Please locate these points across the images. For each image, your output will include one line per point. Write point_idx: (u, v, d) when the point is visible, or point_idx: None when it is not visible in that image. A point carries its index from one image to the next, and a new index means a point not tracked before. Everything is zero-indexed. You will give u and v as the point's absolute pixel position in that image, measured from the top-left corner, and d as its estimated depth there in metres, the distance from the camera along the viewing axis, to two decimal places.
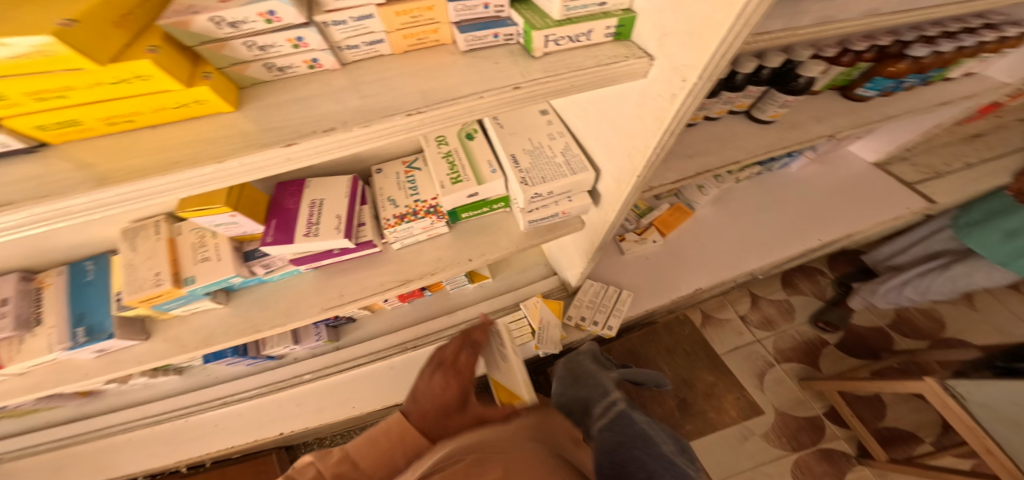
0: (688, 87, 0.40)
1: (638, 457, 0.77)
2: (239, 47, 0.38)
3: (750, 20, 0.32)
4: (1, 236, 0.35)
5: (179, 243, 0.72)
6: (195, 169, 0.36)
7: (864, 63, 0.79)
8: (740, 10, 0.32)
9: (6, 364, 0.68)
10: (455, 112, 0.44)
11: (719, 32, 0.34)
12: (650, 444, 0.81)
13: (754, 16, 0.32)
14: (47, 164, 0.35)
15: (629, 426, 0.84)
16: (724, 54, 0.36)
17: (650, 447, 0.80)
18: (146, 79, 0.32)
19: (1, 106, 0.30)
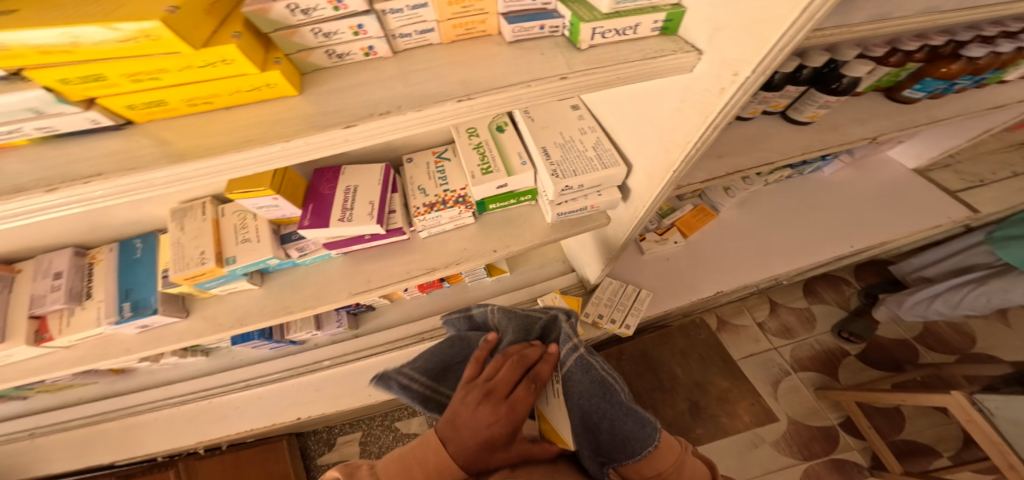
0: (740, 81, 0.41)
1: (599, 406, 0.60)
2: (307, 33, 0.41)
3: (816, 14, 0.32)
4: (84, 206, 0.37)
5: (223, 224, 0.76)
6: (264, 147, 0.38)
7: (914, 64, 0.77)
8: (804, 5, 0.32)
9: (57, 336, 0.71)
10: (504, 99, 0.45)
11: (780, 25, 0.34)
12: (611, 392, 0.61)
13: (819, 11, 0.33)
14: (131, 140, 0.37)
15: (588, 372, 0.62)
16: (781, 50, 0.36)
17: (610, 392, 0.61)
18: (229, 63, 0.34)
19: (100, 86, 0.32)
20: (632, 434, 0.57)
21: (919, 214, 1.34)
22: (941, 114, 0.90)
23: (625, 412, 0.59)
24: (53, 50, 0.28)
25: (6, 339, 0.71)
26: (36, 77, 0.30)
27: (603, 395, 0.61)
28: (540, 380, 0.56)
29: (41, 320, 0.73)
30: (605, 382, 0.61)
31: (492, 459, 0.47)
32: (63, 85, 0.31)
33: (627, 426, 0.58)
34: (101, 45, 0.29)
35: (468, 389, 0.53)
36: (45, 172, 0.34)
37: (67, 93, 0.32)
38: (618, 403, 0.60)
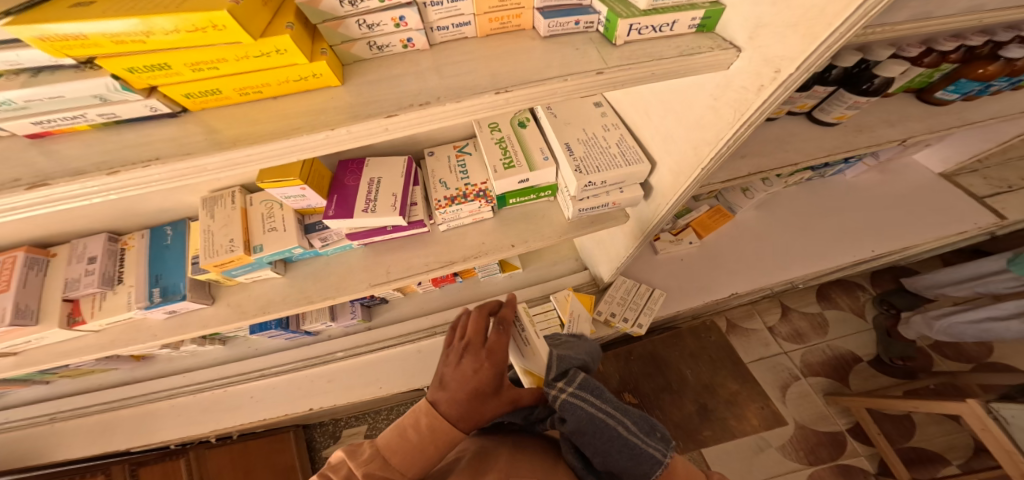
0: (782, 78, 0.41)
1: (591, 447, 0.57)
2: (352, 25, 0.42)
3: (869, 10, 0.33)
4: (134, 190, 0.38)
5: (251, 213, 0.78)
6: (311, 135, 0.39)
7: (948, 65, 0.77)
8: (860, 2, 0.32)
9: (89, 319, 0.73)
10: (540, 93, 0.45)
11: (832, 23, 0.35)
12: (603, 431, 0.57)
13: (871, 8, 0.33)
14: (185, 127, 0.38)
15: (576, 414, 0.57)
16: (829, 47, 0.36)
17: (604, 431, 0.57)
18: (282, 53, 0.36)
19: (165, 74, 0.34)
20: (627, 469, 0.57)
21: (941, 219, 1.32)
22: (972, 117, 0.89)
23: (622, 451, 0.57)
24: (128, 40, 0.30)
25: (40, 321, 0.72)
26: (108, 65, 0.31)
27: (595, 436, 0.57)
28: (507, 321, 0.64)
29: (74, 303, 0.75)
30: (597, 425, 0.57)
31: (484, 401, 0.57)
32: (129, 73, 0.32)
33: (622, 463, 0.57)
34: (172, 34, 0.30)
35: (448, 353, 0.62)
36: (105, 156, 0.35)
37: (132, 81, 0.33)
38: (614, 438, 0.57)
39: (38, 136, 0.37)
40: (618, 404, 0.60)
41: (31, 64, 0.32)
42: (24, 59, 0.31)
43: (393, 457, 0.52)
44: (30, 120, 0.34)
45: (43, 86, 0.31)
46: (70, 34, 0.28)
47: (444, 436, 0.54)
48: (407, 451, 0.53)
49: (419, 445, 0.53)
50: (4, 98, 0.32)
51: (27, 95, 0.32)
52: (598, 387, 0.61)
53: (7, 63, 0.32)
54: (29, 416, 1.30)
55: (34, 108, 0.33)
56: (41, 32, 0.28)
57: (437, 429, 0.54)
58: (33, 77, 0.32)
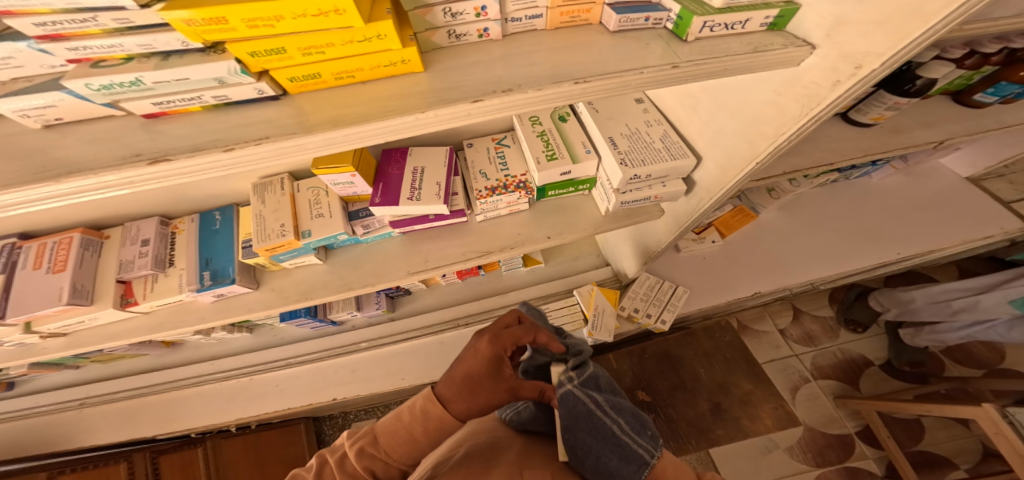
0: (864, 73, 0.42)
1: (583, 444, 0.53)
2: (438, 13, 0.44)
3: (966, 10, 0.35)
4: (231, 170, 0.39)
5: (298, 199, 0.79)
6: (403, 117, 0.40)
7: (989, 67, 0.79)
8: (962, 2, 0.34)
9: (141, 300, 0.75)
10: (615, 83, 0.47)
11: (931, 20, 0.36)
12: (596, 424, 0.53)
13: (969, 8, 0.35)
14: (285, 110, 0.40)
15: (573, 406, 0.55)
16: (921, 42, 0.38)
17: (597, 428, 0.53)
18: (381, 38, 0.38)
19: (279, 58, 0.36)
20: (617, 473, 0.50)
21: (967, 224, 1.32)
22: (999, 122, 0.91)
23: (613, 451, 0.52)
24: (260, 23, 0.32)
25: (94, 301, 0.74)
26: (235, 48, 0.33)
27: (588, 431, 0.53)
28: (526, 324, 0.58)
29: (126, 285, 0.77)
30: (590, 416, 0.54)
31: (475, 394, 0.53)
32: (251, 57, 0.35)
33: (613, 465, 0.51)
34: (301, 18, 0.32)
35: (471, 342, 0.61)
36: (215, 135, 0.37)
37: (250, 64, 0.35)
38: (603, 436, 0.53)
39: (151, 115, 0.38)
40: (613, 401, 0.56)
41: (163, 47, 0.33)
42: (157, 42, 0.33)
43: (383, 435, 0.57)
44: (150, 100, 0.35)
45: (173, 68, 0.33)
46: (213, 17, 0.30)
47: (431, 422, 0.55)
48: (397, 427, 0.56)
49: (407, 425, 0.56)
50: (136, 79, 0.33)
51: (157, 76, 0.33)
52: (600, 383, 0.59)
53: (141, 47, 0.33)
54: (57, 401, 1.31)
55: (159, 90, 0.35)
56: (188, 15, 0.29)
57: (428, 412, 0.55)
58: (164, 61, 0.33)
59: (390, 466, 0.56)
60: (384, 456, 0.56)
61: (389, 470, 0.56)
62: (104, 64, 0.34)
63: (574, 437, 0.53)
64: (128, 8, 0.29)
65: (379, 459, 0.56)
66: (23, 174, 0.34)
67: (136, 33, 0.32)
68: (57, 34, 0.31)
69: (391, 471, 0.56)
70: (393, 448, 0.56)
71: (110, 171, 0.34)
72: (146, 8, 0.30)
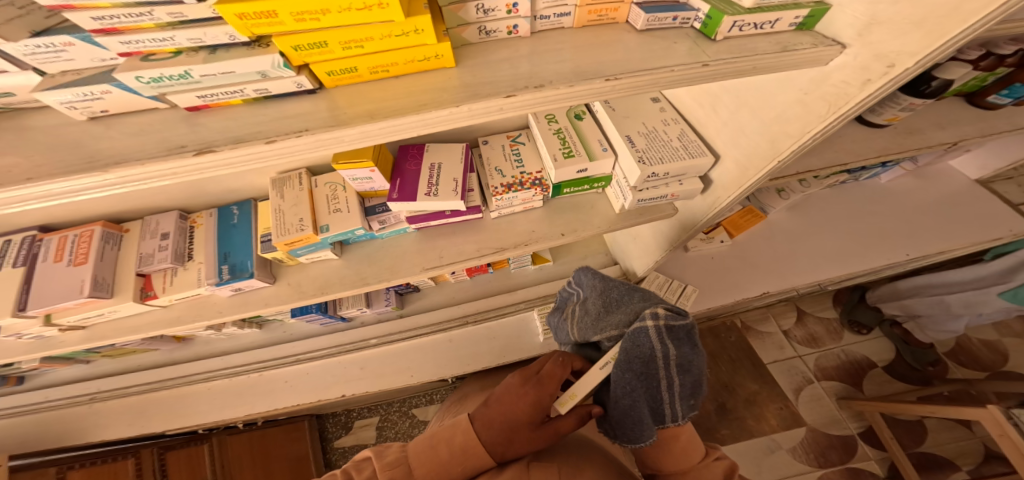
0: (896, 72, 0.44)
1: (628, 383, 0.58)
2: (471, 9, 0.44)
3: (1002, 11, 0.36)
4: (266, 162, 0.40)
5: (316, 195, 0.80)
6: (437, 111, 0.40)
7: (1005, 68, 0.80)
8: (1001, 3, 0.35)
9: (160, 294, 0.76)
10: (645, 81, 0.47)
11: (969, 20, 0.37)
12: (653, 376, 0.58)
13: (1007, 8, 0.36)
14: (323, 104, 0.40)
15: (641, 348, 0.58)
16: (953, 43, 0.40)
17: (650, 376, 0.58)
18: (418, 33, 0.38)
19: (321, 51, 0.36)
20: (640, 416, 0.58)
21: (976, 227, 1.33)
22: (1009, 124, 0.92)
23: (651, 397, 0.59)
24: (310, 17, 0.32)
25: (114, 294, 0.74)
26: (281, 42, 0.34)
27: (643, 376, 0.58)
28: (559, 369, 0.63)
29: (145, 278, 0.77)
30: (650, 368, 0.58)
31: (516, 439, 0.57)
32: (294, 50, 0.35)
33: (643, 410, 0.58)
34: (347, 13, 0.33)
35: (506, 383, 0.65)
36: (258, 128, 0.37)
37: (292, 58, 0.36)
38: (651, 383, 0.58)
39: (194, 108, 0.39)
40: (682, 359, 0.59)
41: (211, 41, 0.34)
42: (204, 36, 0.34)
43: (420, 466, 0.56)
44: (195, 93, 0.36)
45: (220, 61, 0.33)
46: (265, 10, 0.31)
47: (471, 460, 0.57)
48: (432, 464, 0.56)
49: (444, 461, 0.57)
50: (185, 72, 0.34)
51: (204, 69, 0.34)
52: (681, 339, 0.60)
53: (190, 41, 0.34)
54: (67, 395, 1.31)
55: (204, 83, 0.36)
56: (241, 7, 0.30)
57: (468, 450, 0.57)
58: (211, 54, 0.34)
59: None
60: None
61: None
62: (152, 57, 0.34)
63: (627, 374, 0.58)
64: (185, 3, 0.31)
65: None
66: (71, 164, 0.35)
67: (187, 26, 0.33)
68: (113, 29, 0.32)
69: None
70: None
71: (156, 162, 0.35)
72: (201, 2, 0.31)
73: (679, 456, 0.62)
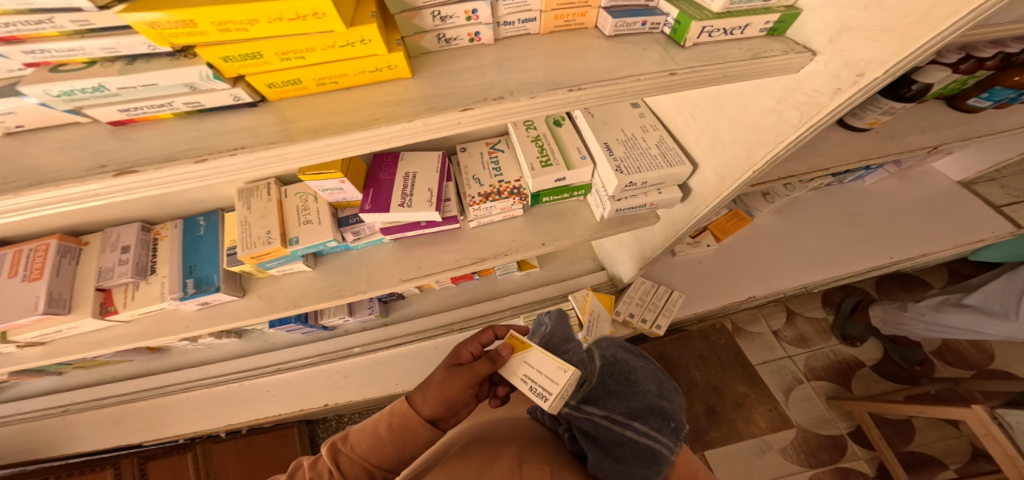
0: (865, 81, 0.43)
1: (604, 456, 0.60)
2: (427, 17, 0.42)
3: (973, 17, 0.35)
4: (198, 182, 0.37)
5: (286, 205, 0.77)
6: (390, 126, 0.38)
7: (985, 71, 0.78)
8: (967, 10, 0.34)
9: (121, 309, 0.73)
10: (611, 91, 0.45)
11: (937, 27, 0.36)
12: (620, 437, 0.60)
13: (977, 15, 0.35)
14: (265, 118, 0.38)
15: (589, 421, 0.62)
16: (921, 51, 0.39)
17: (619, 441, 0.59)
18: (365, 43, 0.36)
19: (255, 63, 0.33)
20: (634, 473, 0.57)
21: (960, 228, 1.33)
22: (988, 129, 0.93)
23: (637, 456, 0.58)
24: (233, 27, 0.30)
25: (72, 310, 0.72)
26: (205, 53, 0.31)
27: (609, 443, 0.60)
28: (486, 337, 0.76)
29: (106, 293, 0.74)
30: (613, 432, 0.60)
31: (433, 383, 0.64)
32: (224, 61, 0.33)
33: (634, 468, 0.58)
34: (273, 21, 0.30)
35: None
36: (189, 145, 0.35)
37: (224, 70, 0.33)
38: (621, 440, 0.59)
39: (120, 123, 0.36)
40: (631, 409, 0.62)
41: (128, 51, 0.32)
42: (120, 45, 0.31)
43: (357, 430, 0.62)
44: (117, 106, 0.34)
45: (139, 73, 0.31)
46: (182, 20, 0.28)
47: (396, 418, 0.62)
48: (366, 425, 0.62)
49: (376, 422, 0.62)
50: (100, 85, 0.31)
51: (122, 81, 0.31)
52: (613, 388, 0.65)
53: (103, 51, 0.31)
54: (39, 408, 1.26)
55: (125, 96, 0.33)
56: (152, 15, 0.28)
57: (394, 410, 0.63)
58: (129, 65, 0.32)
59: (354, 462, 0.58)
60: (349, 450, 0.59)
61: (352, 468, 0.58)
62: (64, 68, 0.32)
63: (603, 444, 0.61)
64: (86, 10, 0.28)
65: (346, 454, 0.59)
66: None
67: (99, 36, 0.30)
68: (13, 37, 0.29)
69: (352, 469, 0.58)
70: (358, 442, 0.60)
71: (72, 184, 0.32)
72: (105, 10, 0.28)
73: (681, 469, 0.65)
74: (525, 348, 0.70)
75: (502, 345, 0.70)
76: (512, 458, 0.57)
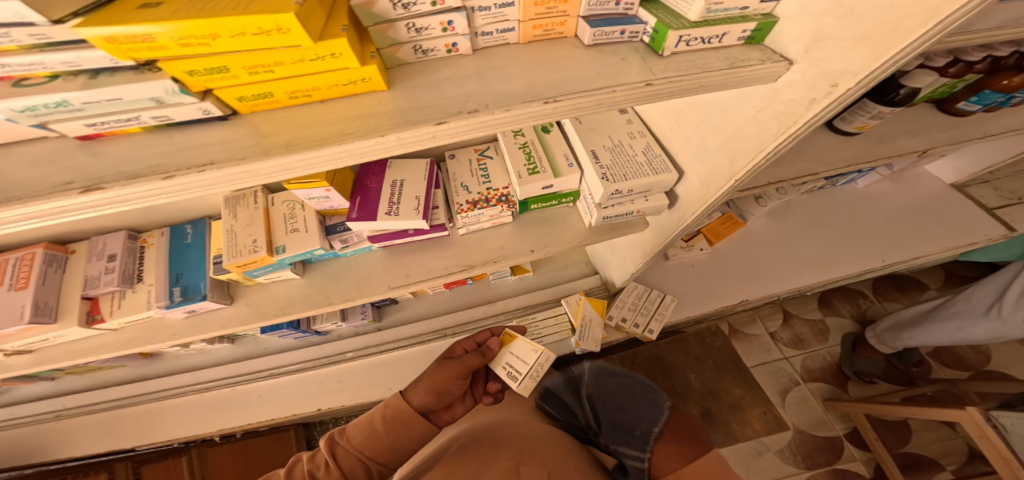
0: (840, 92, 0.43)
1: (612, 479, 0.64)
2: (401, 28, 0.42)
3: (943, 28, 0.35)
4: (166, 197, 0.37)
5: (273, 213, 0.77)
6: (363, 140, 0.38)
7: (973, 74, 0.78)
8: (936, 22, 0.34)
9: (107, 318, 0.73)
10: (588, 103, 0.45)
11: (907, 39, 0.36)
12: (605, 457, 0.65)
13: (947, 25, 0.35)
14: (237, 131, 0.38)
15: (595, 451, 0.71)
16: (893, 62, 0.39)
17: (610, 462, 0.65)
18: (336, 57, 0.35)
19: (222, 77, 0.34)
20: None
21: (952, 231, 1.33)
22: (977, 132, 0.93)
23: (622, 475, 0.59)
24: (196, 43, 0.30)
25: (59, 319, 0.72)
26: (168, 68, 0.31)
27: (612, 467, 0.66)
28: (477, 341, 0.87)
29: (92, 301, 0.74)
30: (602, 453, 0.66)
31: (426, 375, 0.71)
32: (189, 76, 0.33)
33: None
34: (236, 37, 0.30)
35: None
36: (158, 160, 0.35)
37: (190, 84, 0.33)
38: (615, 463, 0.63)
39: (88, 137, 0.36)
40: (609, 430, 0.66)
41: (89, 65, 0.32)
42: (83, 59, 0.31)
43: (352, 425, 0.64)
44: (83, 121, 0.34)
45: (101, 87, 0.31)
46: (143, 37, 0.28)
47: (391, 410, 0.64)
48: (361, 419, 0.64)
49: (371, 415, 0.65)
50: (62, 100, 0.31)
51: (84, 96, 0.31)
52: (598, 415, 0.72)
53: (65, 65, 0.31)
54: (32, 413, 1.26)
55: (90, 110, 0.33)
56: (108, 32, 0.28)
57: (389, 403, 0.67)
58: (93, 79, 0.32)
59: (350, 454, 0.60)
60: (345, 442, 0.61)
61: (349, 460, 0.59)
62: (27, 82, 0.32)
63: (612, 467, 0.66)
64: (40, 24, 0.28)
65: (342, 446, 0.61)
66: None
67: (60, 49, 0.30)
68: None
69: (349, 462, 0.59)
70: (354, 434, 0.62)
71: (38, 201, 0.32)
72: (60, 24, 0.28)
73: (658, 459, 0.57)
74: (511, 340, 0.88)
75: (492, 340, 0.82)
76: (509, 461, 0.57)
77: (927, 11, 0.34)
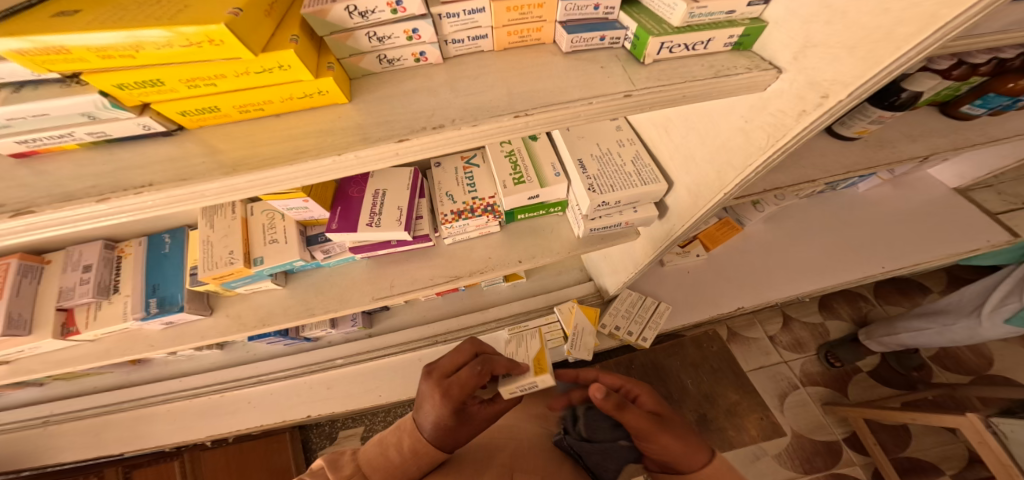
0: (830, 103, 0.40)
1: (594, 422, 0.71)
2: (362, 38, 0.39)
3: (942, 34, 0.32)
4: (104, 219, 0.35)
5: (251, 224, 0.75)
6: (316, 159, 0.35)
7: (977, 77, 0.75)
8: (933, 30, 0.31)
9: (82, 330, 0.71)
10: (562, 115, 0.43)
11: (901, 48, 0.33)
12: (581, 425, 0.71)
13: (946, 33, 0.32)
14: (184, 147, 0.36)
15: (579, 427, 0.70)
16: (888, 72, 0.36)
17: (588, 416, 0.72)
18: (285, 69, 0.33)
19: (158, 90, 0.32)
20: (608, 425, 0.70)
21: (957, 237, 1.30)
22: (979, 137, 0.90)
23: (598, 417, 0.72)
24: (118, 54, 0.28)
25: (33, 331, 0.71)
26: (93, 81, 0.30)
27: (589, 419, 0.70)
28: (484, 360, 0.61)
29: (68, 313, 0.73)
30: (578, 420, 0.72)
31: (455, 434, 0.56)
32: (119, 89, 0.31)
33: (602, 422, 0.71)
34: (162, 48, 0.28)
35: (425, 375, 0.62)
36: (97, 180, 0.34)
37: (122, 98, 0.32)
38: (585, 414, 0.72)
39: (24, 154, 0.35)
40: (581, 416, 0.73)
41: (12, 78, 0.31)
42: (3, 72, 0.30)
43: (372, 469, 0.55)
44: (14, 138, 0.33)
45: (25, 103, 0.30)
46: (57, 48, 0.27)
47: (425, 462, 0.56)
48: (385, 469, 0.55)
49: (398, 463, 0.55)
50: None
51: (9, 112, 0.31)
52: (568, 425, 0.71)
53: None
54: (19, 419, 1.25)
55: (19, 126, 0.32)
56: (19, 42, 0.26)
57: (419, 452, 0.55)
58: (16, 93, 0.31)
59: None
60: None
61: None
62: None
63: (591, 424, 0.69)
64: None
65: None
66: None
67: None
68: None
69: None
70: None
71: None
72: None
73: (680, 459, 0.55)
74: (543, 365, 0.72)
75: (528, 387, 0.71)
76: (504, 468, 0.61)
77: (923, 17, 0.32)
